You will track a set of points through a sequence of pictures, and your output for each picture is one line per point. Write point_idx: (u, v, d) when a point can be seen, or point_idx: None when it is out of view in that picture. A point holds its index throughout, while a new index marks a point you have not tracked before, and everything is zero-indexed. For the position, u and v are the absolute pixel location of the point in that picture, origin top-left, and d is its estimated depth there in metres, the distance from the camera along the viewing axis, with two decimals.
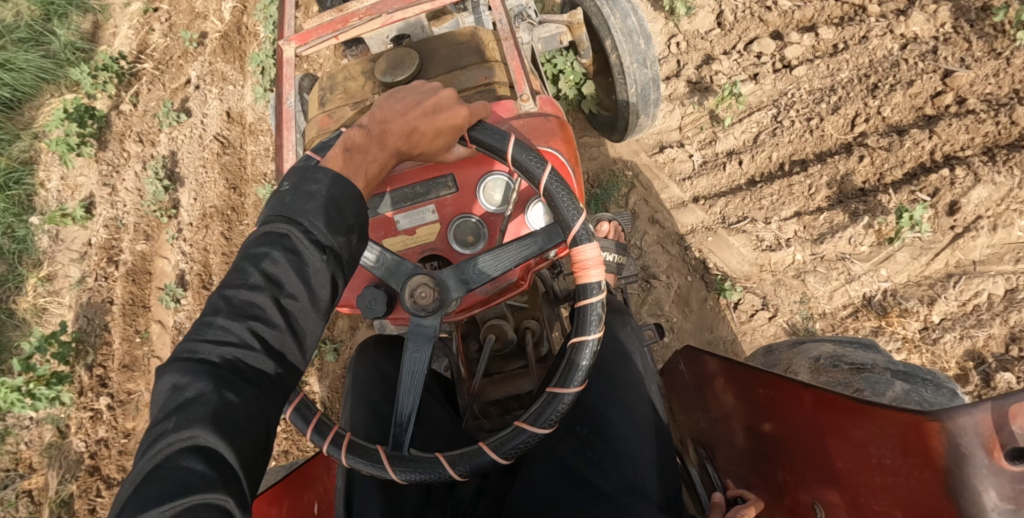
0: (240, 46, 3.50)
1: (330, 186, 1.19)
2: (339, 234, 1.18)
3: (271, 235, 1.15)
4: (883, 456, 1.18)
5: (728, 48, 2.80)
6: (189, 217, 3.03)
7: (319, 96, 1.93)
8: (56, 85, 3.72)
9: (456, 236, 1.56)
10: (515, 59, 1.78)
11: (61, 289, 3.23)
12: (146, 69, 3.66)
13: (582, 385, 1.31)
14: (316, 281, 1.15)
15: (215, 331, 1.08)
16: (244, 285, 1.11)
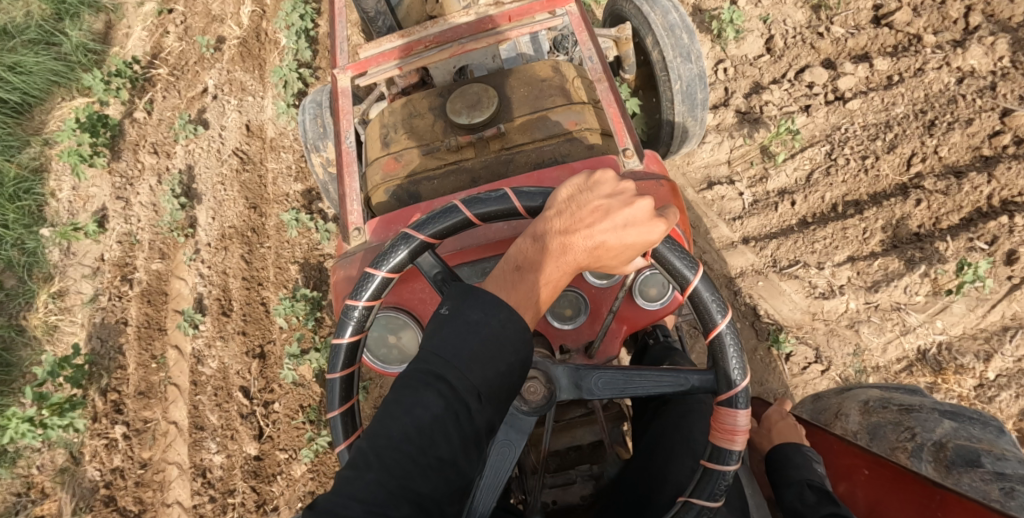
0: (259, 54, 3.36)
1: (488, 321, 1.12)
2: (491, 380, 1.10)
3: (426, 377, 1.09)
4: None
5: (778, 76, 2.67)
6: (208, 237, 2.89)
7: (383, 135, 1.88)
8: (68, 88, 3.67)
9: (555, 309, 1.42)
10: (612, 103, 1.65)
11: (73, 306, 3.13)
12: (161, 75, 3.55)
13: (718, 502, 1.21)
14: (465, 433, 1.07)
15: (356, 484, 1.02)
16: (392, 433, 1.06)
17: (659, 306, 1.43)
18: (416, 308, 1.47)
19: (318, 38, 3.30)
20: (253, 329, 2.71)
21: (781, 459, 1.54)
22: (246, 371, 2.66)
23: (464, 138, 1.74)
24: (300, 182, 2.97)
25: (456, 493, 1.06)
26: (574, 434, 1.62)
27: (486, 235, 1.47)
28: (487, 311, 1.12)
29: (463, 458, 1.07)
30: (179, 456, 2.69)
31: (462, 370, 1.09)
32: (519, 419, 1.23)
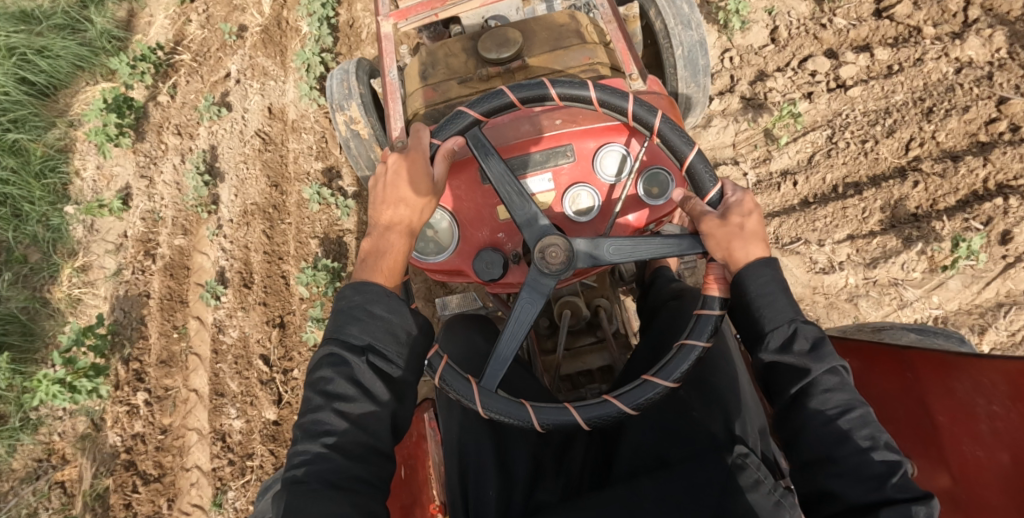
0: (281, 41, 3.48)
1: (356, 297, 1.54)
2: (368, 333, 1.51)
3: (335, 357, 1.50)
4: (989, 406, 1.61)
5: (782, 64, 2.78)
6: (230, 213, 2.99)
7: (421, 70, 2.34)
8: (93, 72, 3.82)
9: (573, 203, 1.82)
10: (620, 41, 2.11)
11: (96, 280, 3.23)
12: (184, 61, 3.68)
13: (707, 342, 1.48)
14: (361, 382, 1.48)
15: (300, 453, 1.44)
16: (313, 407, 1.48)
17: (661, 202, 1.81)
18: (450, 202, 1.87)
19: (338, 25, 3.42)
20: (274, 300, 2.81)
21: (765, 300, 1.46)
22: (267, 340, 2.76)
23: (493, 69, 2.21)
24: (321, 161, 3.07)
25: (379, 423, 1.49)
26: (586, 360, 2.26)
27: (515, 135, 1.85)
28: (366, 292, 1.54)
29: (369, 400, 1.49)
30: (198, 423, 2.78)
31: (354, 339, 1.50)
32: (542, 280, 1.56)
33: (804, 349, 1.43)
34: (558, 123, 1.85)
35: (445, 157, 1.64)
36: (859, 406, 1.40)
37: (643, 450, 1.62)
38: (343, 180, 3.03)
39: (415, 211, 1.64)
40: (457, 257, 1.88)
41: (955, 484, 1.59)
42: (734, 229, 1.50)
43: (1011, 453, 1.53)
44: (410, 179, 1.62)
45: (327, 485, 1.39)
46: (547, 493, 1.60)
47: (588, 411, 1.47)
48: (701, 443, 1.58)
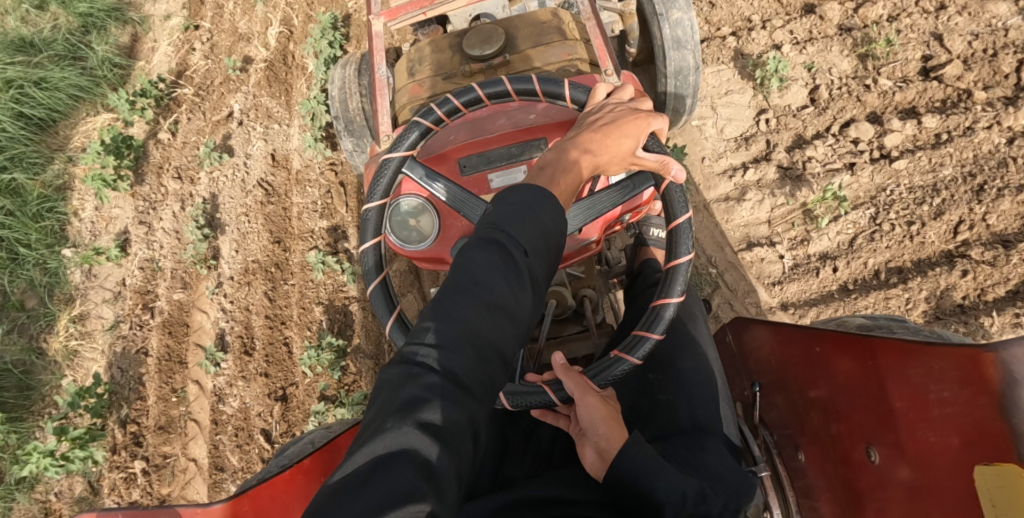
0: (286, 79, 3.32)
1: (521, 197, 1.40)
2: (532, 237, 1.36)
3: (491, 243, 1.34)
4: (943, 392, 1.44)
5: (822, 129, 2.57)
6: (231, 270, 2.85)
7: (410, 67, 2.74)
8: (93, 103, 3.72)
9: None
10: (597, 38, 2.47)
11: (93, 331, 3.12)
12: (186, 95, 3.54)
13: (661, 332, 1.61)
14: (517, 283, 1.32)
15: (431, 331, 1.26)
16: (458, 287, 1.30)
17: (630, 195, 1.89)
18: (432, 194, 1.94)
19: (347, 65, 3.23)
20: (276, 371, 2.68)
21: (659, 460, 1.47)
22: (268, 413, 2.64)
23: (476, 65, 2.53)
24: (326, 219, 2.90)
25: (514, 330, 1.31)
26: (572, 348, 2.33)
27: (491, 130, 2.00)
28: (533, 197, 1.40)
29: (512, 297, 1.31)
30: (198, 494, 2.67)
31: (514, 235, 1.34)
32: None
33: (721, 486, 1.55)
34: (530, 118, 2.00)
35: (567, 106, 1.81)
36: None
37: None
38: (349, 241, 2.87)
39: (612, 157, 1.59)
40: (439, 244, 1.92)
41: (914, 477, 1.47)
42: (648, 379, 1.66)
43: (960, 439, 1.38)
44: (625, 131, 1.59)
45: (452, 382, 1.21)
46: (515, 470, 1.80)
47: (564, 392, 1.57)
48: (663, 430, 1.75)
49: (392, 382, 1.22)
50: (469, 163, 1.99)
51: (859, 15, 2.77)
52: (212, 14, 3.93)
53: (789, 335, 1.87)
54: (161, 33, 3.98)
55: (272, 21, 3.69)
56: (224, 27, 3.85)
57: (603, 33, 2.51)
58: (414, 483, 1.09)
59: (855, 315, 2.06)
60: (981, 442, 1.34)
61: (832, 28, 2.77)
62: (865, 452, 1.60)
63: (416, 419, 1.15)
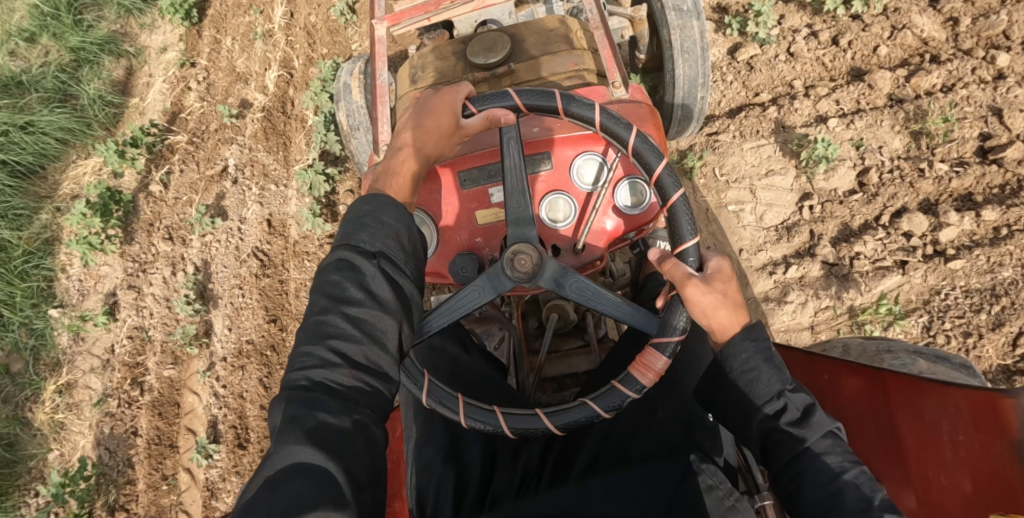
0: (284, 131, 3.10)
1: (365, 208, 1.42)
2: (382, 242, 1.39)
3: (344, 263, 1.36)
4: (955, 434, 1.41)
5: (870, 218, 2.34)
6: (224, 350, 2.68)
7: (412, 74, 2.53)
8: (84, 145, 3.60)
9: (550, 212, 1.90)
10: (606, 51, 2.24)
11: (80, 403, 2.96)
12: (180, 143, 3.35)
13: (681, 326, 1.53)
14: (373, 288, 1.35)
15: (303, 357, 1.29)
16: (320, 310, 1.33)
17: (638, 212, 1.88)
18: (432, 207, 1.91)
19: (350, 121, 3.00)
20: None
21: (755, 367, 1.39)
22: None
23: (480, 74, 2.36)
24: None
25: (392, 332, 1.35)
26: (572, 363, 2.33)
27: (491, 142, 1.89)
28: (378, 204, 1.43)
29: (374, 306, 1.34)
30: None
31: (366, 247, 1.37)
32: (504, 279, 1.65)
33: (795, 420, 1.36)
34: (536, 131, 1.89)
35: (486, 120, 1.63)
36: (852, 466, 1.32)
37: (607, 447, 1.65)
38: None
39: (433, 138, 1.65)
40: (437, 258, 1.92)
41: (923, 510, 1.42)
42: (719, 298, 1.45)
43: (973, 484, 1.35)
44: (438, 119, 1.64)
45: (331, 394, 1.25)
46: (502, 481, 1.66)
47: (560, 420, 1.53)
48: (660, 446, 1.61)
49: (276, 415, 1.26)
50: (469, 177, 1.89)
51: (911, 85, 2.52)
52: (210, 52, 3.75)
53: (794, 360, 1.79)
54: (157, 69, 3.88)
55: (272, 63, 3.49)
56: (222, 68, 3.66)
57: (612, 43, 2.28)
58: (311, 497, 1.13)
59: (850, 340, 1.99)
60: (994, 489, 1.32)
61: (882, 99, 2.53)
62: None
63: (303, 438, 1.20)
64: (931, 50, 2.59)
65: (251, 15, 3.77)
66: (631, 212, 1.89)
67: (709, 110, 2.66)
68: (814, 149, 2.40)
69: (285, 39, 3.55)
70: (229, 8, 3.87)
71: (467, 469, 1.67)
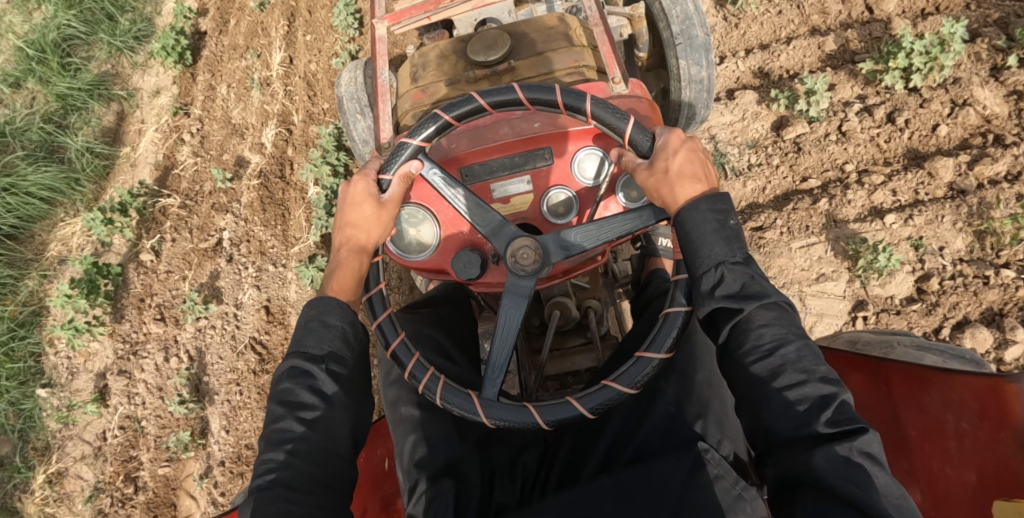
0: (283, 200, 2.88)
1: (312, 311, 1.50)
2: (331, 345, 1.48)
3: (295, 370, 1.45)
4: (959, 423, 1.40)
5: (930, 331, 2.14)
6: (221, 453, 2.52)
7: (412, 72, 2.38)
8: (74, 201, 3.42)
9: (551, 207, 1.68)
10: (606, 44, 2.03)
11: (72, 493, 2.80)
12: (172, 207, 3.14)
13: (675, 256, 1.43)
14: (322, 389, 1.44)
15: (264, 463, 1.39)
16: (275, 417, 1.42)
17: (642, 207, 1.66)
18: (433, 204, 1.70)
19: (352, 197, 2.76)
20: None
21: (692, 238, 1.32)
22: None
23: (483, 72, 2.21)
24: None
25: (341, 423, 1.45)
26: (574, 361, 2.17)
27: (494, 138, 1.70)
28: (318, 302, 1.51)
29: (324, 404, 1.43)
30: None
31: (309, 347, 1.47)
32: (520, 283, 1.48)
33: (732, 292, 1.28)
34: (536, 127, 1.69)
35: (402, 182, 1.54)
36: (795, 339, 1.26)
37: (616, 441, 1.49)
38: None
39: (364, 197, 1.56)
40: (440, 255, 1.72)
41: (926, 503, 1.40)
42: (661, 175, 1.39)
43: (978, 474, 1.33)
44: (359, 212, 1.56)
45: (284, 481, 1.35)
46: (505, 495, 1.49)
47: (591, 402, 1.36)
48: (667, 442, 1.44)
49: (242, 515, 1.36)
50: (472, 171, 1.71)
51: (974, 173, 2.26)
52: (203, 100, 3.53)
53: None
54: (151, 116, 3.72)
55: (270, 116, 3.27)
56: (215, 118, 3.43)
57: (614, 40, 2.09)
58: None
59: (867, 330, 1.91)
60: (1000, 478, 1.30)
61: (942, 188, 2.29)
62: None
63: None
64: (994, 129, 2.33)
65: (248, 60, 3.55)
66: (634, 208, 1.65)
67: (753, 199, 2.45)
68: (868, 256, 2.19)
69: (285, 89, 3.32)
70: (227, 52, 3.68)
71: (466, 481, 1.49)
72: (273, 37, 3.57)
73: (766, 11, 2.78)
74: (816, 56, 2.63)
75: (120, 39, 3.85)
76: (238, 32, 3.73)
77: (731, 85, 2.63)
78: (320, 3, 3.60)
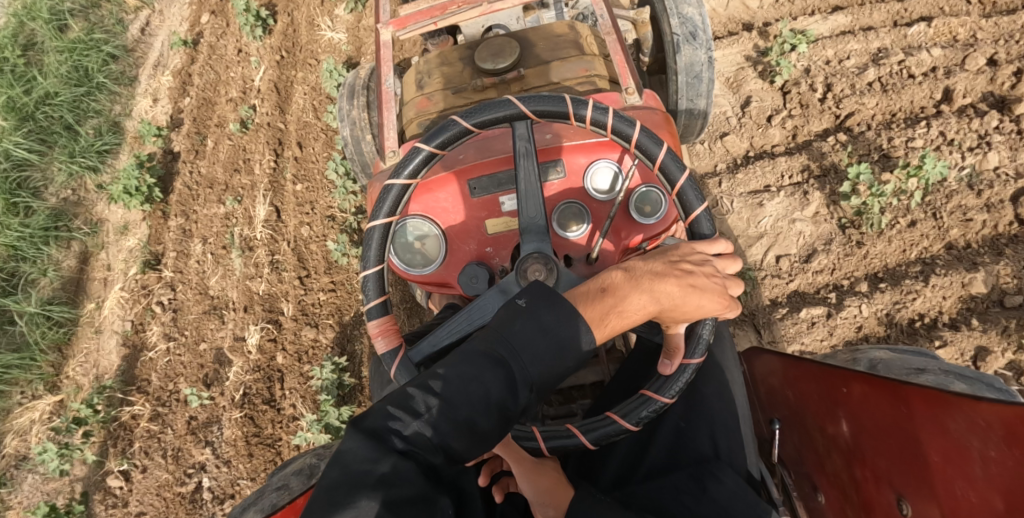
0: (273, 439, 2.44)
1: (554, 320, 1.22)
2: (546, 360, 1.20)
3: (492, 351, 1.20)
4: (986, 449, 1.22)
5: None
6: None
7: (417, 80, 2.37)
8: (31, 379, 2.92)
9: (560, 221, 1.64)
10: (618, 52, 2.03)
11: None
12: (141, 418, 2.63)
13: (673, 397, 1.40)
14: (510, 395, 1.18)
15: (412, 414, 1.16)
16: (447, 381, 1.18)
17: (653, 221, 1.65)
18: (438, 216, 1.72)
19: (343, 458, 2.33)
20: None
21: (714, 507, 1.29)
22: None
23: (489, 80, 2.19)
24: None
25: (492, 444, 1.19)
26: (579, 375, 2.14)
27: (501, 149, 1.74)
28: (556, 316, 1.22)
29: (503, 412, 1.18)
30: None
31: (528, 365, 1.19)
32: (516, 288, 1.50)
33: None
34: (548, 138, 1.73)
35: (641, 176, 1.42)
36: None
37: (628, 462, 1.64)
38: None
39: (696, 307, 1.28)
40: (446, 269, 1.74)
41: None
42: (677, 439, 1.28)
43: (1005, 503, 1.16)
44: (702, 303, 1.28)
45: (419, 471, 1.11)
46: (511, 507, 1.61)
47: (593, 434, 1.39)
48: (679, 458, 1.59)
49: (353, 456, 1.11)
50: (478, 185, 1.72)
51: None
52: (174, 258, 2.92)
53: (809, 370, 1.60)
54: (116, 259, 3.15)
55: (254, 299, 2.66)
56: (188, 285, 2.84)
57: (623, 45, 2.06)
58: None
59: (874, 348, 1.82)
60: None
61: None
62: (894, 503, 1.37)
63: (381, 497, 1.07)
64: None
65: (227, 206, 2.93)
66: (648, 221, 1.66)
67: None
68: None
69: (270, 260, 2.70)
70: (202, 188, 3.06)
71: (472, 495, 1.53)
72: (257, 176, 2.94)
73: (893, 221, 2.20)
74: (957, 296, 2.07)
75: (81, 159, 3.31)
76: (216, 160, 3.11)
77: (852, 338, 2.05)
78: (312, 133, 2.97)
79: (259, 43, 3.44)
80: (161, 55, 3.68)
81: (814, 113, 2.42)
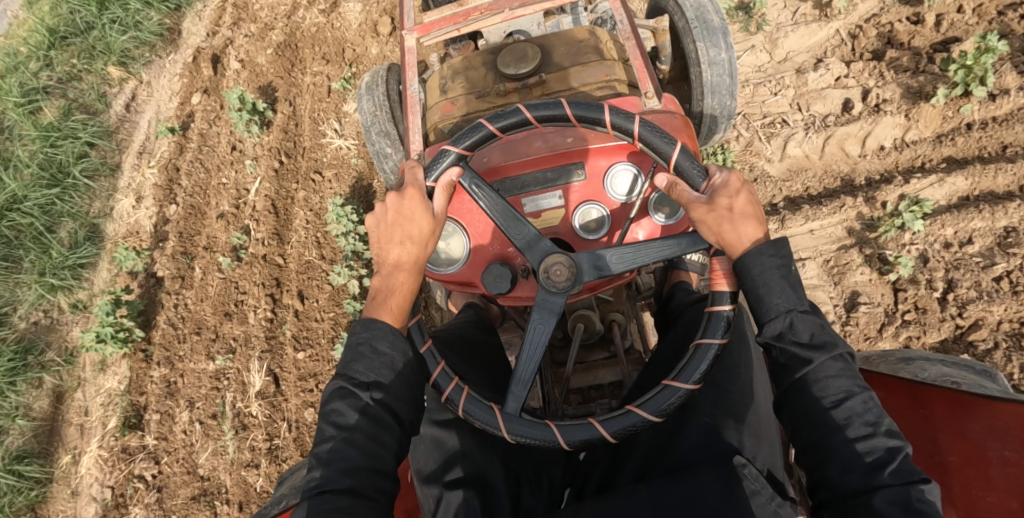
0: None
1: (372, 336, 1.31)
2: (378, 372, 1.29)
3: (348, 394, 1.29)
4: (1002, 450, 1.34)
5: None
6: None
7: (441, 84, 1.99)
8: None
9: (583, 223, 1.53)
10: (638, 57, 1.75)
11: None
12: None
13: (698, 382, 1.26)
14: (372, 409, 1.28)
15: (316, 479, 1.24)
16: (324, 439, 1.27)
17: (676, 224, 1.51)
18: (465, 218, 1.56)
19: None
20: None
21: (771, 286, 1.20)
22: None
23: (511, 86, 1.86)
24: None
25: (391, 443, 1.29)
26: (597, 374, 1.76)
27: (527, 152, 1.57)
28: (370, 327, 1.31)
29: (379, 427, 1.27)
30: None
31: (369, 378, 1.29)
32: (549, 299, 1.35)
33: (800, 341, 1.19)
34: (571, 141, 1.56)
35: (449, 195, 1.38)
36: (863, 391, 1.17)
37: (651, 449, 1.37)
38: None
39: (421, 238, 1.36)
40: (470, 269, 1.57)
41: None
42: (724, 212, 1.25)
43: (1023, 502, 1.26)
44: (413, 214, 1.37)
45: (343, 488, 1.22)
46: (533, 501, 1.41)
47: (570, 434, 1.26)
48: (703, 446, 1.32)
49: None
50: (503, 186, 1.57)
51: None
52: (157, 422, 2.55)
53: None
54: (93, 402, 2.76)
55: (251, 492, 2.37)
56: (173, 457, 2.48)
57: (645, 51, 1.77)
58: None
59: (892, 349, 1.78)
60: None
61: None
62: None
63: None
64: None
65: (216, 363, 2.54)
66: (667, 225, 1.51)
67: None
68: None
69: (268, 448, 2.41)
70: (188, 330, 2.64)
71: (492, 488, 1.39)
72: (251, 329, 2.55)
73: None
74: None
75: (54, 277, 2.90)
76: (205, 295, 2.68)
77: None
78: (313, 282, 2.61)
79: (255, 139, 2.96)
80: (146, 141, 3.21)
81: (932, 321, 2.04)
